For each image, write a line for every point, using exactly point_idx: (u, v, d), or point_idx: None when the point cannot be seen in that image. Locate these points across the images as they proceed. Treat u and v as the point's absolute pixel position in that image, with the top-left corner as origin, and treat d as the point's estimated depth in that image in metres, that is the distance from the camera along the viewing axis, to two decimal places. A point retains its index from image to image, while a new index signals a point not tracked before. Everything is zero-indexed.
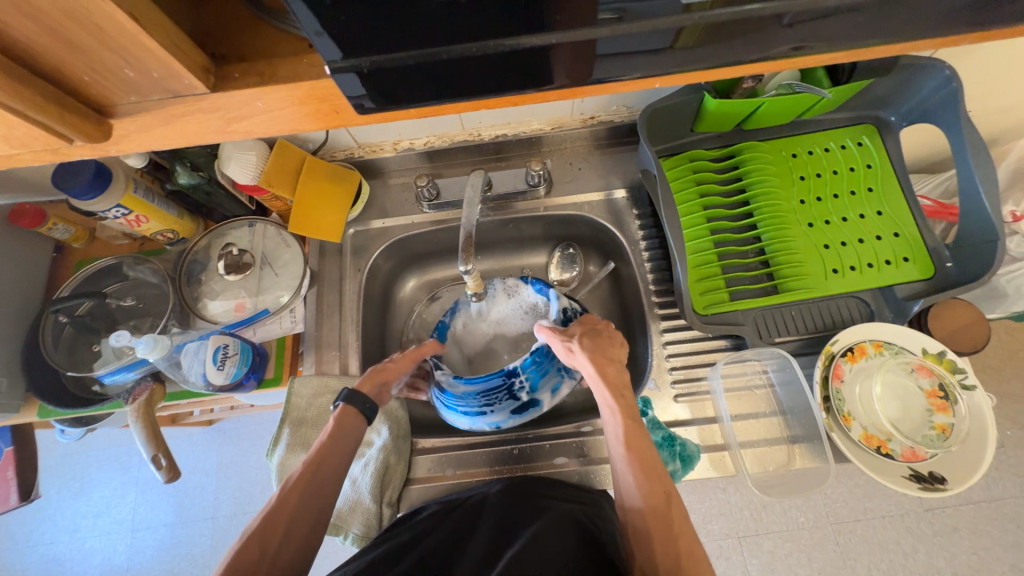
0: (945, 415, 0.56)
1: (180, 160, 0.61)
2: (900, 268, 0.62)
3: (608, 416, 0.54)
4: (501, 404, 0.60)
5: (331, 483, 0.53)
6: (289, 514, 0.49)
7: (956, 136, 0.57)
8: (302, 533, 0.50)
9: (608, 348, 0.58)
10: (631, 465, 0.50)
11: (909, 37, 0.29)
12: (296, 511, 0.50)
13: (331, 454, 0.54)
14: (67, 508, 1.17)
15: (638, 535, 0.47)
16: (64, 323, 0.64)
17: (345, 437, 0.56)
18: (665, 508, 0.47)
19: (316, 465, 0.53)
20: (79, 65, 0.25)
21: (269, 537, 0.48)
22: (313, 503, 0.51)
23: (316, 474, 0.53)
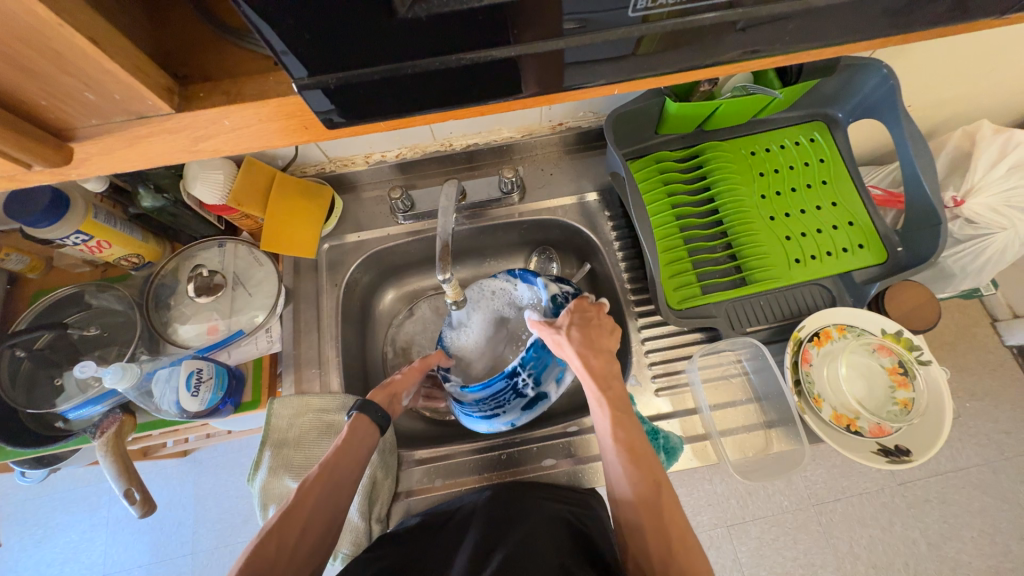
0: (905, 391, 0.59)
1: (143, 182, 0.60)
2: (856, 254, 0.65)
3: (596, 410, 0.54)
4: (511, 404, 0.62)
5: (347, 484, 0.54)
6: (305, 516, 0.50)
7: (897, 129, 0.62)
8: (315, 535, 0.50)
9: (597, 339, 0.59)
10: (620, 456, 0.51)
11: (847, 42, 0.31)
12: (313, 512, 0.50)
13: (348, 457, 0.55)
14: (30, 557, 1.10)
15: (630, 525, 0.49)
16: (21, 357, 0.60)
17: (360, 440, 0.56)
18: (654, 498, 0.49)
19: (334, 466, 0.53)
20: (36, 90, 0.25)
21: (285, 539, 0.48)
22: (328, 505, 0.52)
23: (331, 476, 0.53)
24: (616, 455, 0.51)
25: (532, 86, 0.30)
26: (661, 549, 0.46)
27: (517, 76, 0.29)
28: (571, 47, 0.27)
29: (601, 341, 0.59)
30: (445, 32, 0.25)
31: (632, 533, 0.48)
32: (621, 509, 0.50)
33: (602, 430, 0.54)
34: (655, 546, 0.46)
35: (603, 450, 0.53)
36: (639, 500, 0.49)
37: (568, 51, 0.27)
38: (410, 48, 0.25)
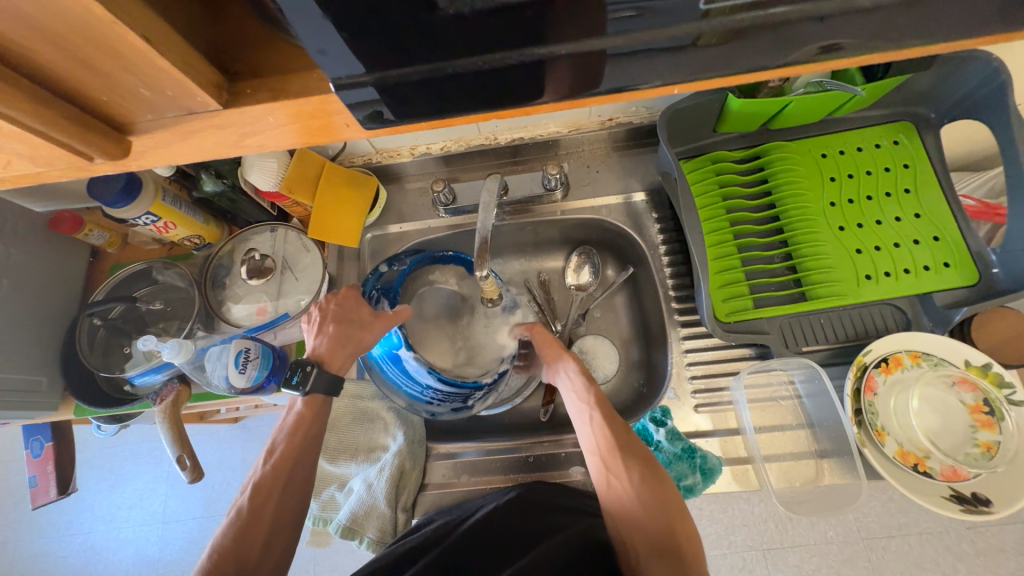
0: (990, 432, 0.52)
1: (205, 168, 0.63)
2: (940, 274, 0.58)
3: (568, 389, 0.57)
4: (450, 404, 0.61)
5: (300, 481, 0.53)
6: (269, 515, 0.51)
7: (1004, 133, 0.54)
8: (284, 532, 0.52)
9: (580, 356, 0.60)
10: (604, 450, 0.51)
11: (945, 37, 0.27)
12: (275, 511, 0.51)
13: (297, 452, 0.53)
14: (103, 499, 1.23)
15: (621, 515, 0.49)
16: (98, 325, 0.67)
17: (307, 430, 0.54)
18: (646, 465, 0.50)
19: (283, 466, 0.52)
20: (99, 87, 0.26)
21: (249, 540, 0.49)
22: (290, 500, 0.52)
23: (285, 475, 0.52)
24: (601, 447, 0.51)
25: (563, 90, 0.28)
26: (657, 531, 0.47)
27: (550, 78, 0.27)
28: (615, 49, 0.26)
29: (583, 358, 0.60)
30: (487, 29, 0.24)
31: (622, 520, 0.49)
32: (610, 501, 0.50)
33: (582, 425, 0.54)
34: (651, 530, 0.47)
35: (584, 445, 0.54)
36: (642, 497, 0.48)
37: (606, 52, 0.26)
38: (453, 45, 0.24)
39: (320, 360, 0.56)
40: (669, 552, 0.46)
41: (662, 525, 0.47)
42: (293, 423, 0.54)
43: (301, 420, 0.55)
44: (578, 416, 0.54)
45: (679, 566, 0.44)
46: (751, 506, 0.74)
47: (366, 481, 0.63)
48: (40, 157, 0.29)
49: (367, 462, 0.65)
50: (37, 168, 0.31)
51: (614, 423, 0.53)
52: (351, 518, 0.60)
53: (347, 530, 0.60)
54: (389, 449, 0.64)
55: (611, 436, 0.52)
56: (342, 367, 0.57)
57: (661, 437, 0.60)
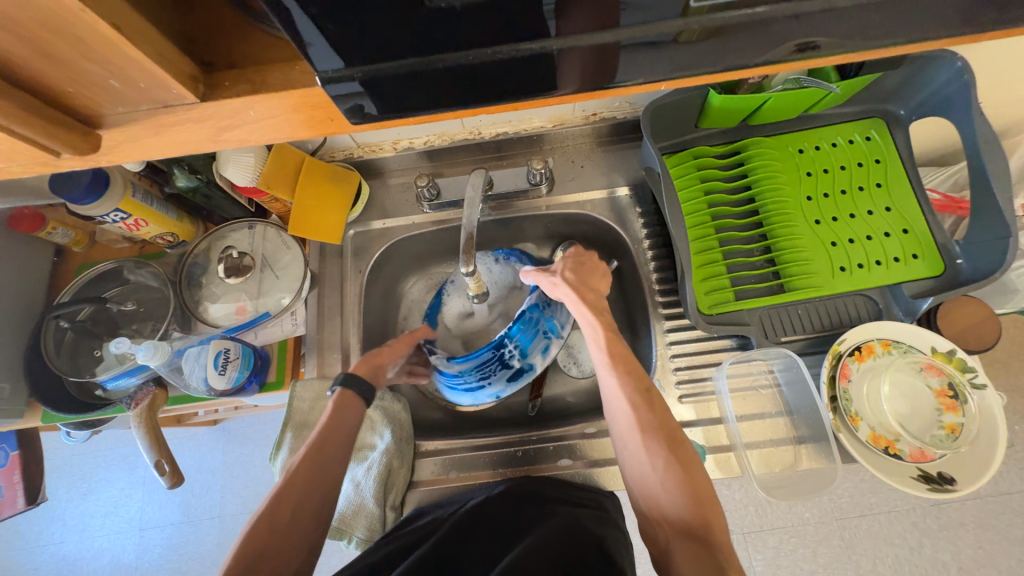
0: (954, 415, 0.55)
1: (178, 163, 0.60)
2: (909, 265, 0.61)
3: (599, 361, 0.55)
4: (498, 374, 0.64)
5: (332, 469, 0.53)
6: (295, 494, 0.50)
7: (967, 129, 0.56)
8: (308, 515, 0.50)
9: (590, 280, 0.60)
10: (630, 429, 0.51)
11: (917, 37, 0.28)
12: (303, 492, 0.51)
13: (331, 438, 0.55)
14: (76, 508, 1.18)
15: (646, 493, 0.49)
16: (65, 328, 0.64)
17: (343, 421, 0.56)
18: (673, 445, 0.50)
19: (318, 446, 0.54)
20: (61, 76, 0.25)
21: (279, 518, 0.48)
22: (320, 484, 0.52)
23: (318, 458, 0.53)
24: (630, 425, 0.51)
25: (579, 82, 0.28)
26: (682, 510, 0.46)
27: (561, 71, 0.27)
28: (629, 40, 0.26)
29: (593, 280, 0.60)
30: (479, 24, 0.23)
31: (645, 494, 0.49)
32: (636, 476, 0.51)
33: (613, 404, 0.54)
34: (675, 508, 0.47)
35: (613, 420, 0.54)
36: (667, 477, 0.48)
37: (623, 44, 0.26)
38: (443, 39, 0.24)
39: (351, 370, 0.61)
40: (696, 535, 0.45)
41: (690, 506, 0.46)
42: (331, 415, 0.56)
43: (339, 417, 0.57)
44: (610, 393, 0.54)
45: (705, 548, 0.44)
46: (732, 492, 0.76)
47: (353, 481, 0.62)
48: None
49: (354, 461, 0.64)
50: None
51: (642, 401, 0.52)
52: (340, 518, 0.60)
53: (335, 531, 0.60)
54: (376, 448, 0.63)
55: (637, 416, 0.51)
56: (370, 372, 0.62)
57: None
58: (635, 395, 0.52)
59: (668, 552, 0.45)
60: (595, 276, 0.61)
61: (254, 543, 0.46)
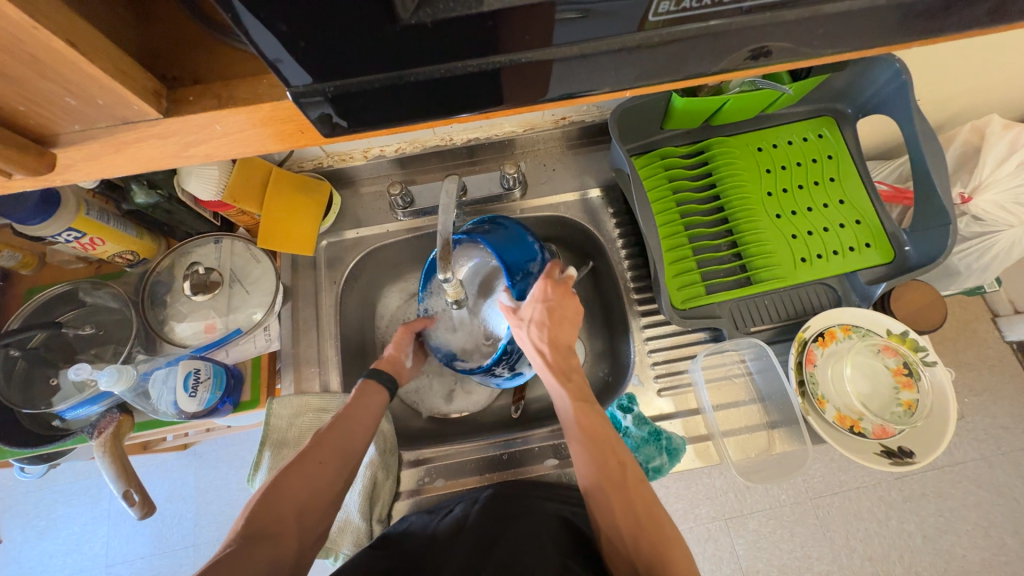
0: (910, 392, 0.59)
1: (136, 178, 0.57)
2: (862, 253, 0.64)
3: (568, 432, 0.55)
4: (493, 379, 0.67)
5: (359, 432, 0.56)
6: (322, 453, 0.53)
7: (907, 125, 0.60)
8: (330, 474, 0.52)
9: (559, 333, 0.58)
10: (604, 503, 0.50)
11: (857, 47, 0.30)
12: (329, 450, 0.53)
13: (360, 405, 0.58)
14: (33, 549, 1.10)
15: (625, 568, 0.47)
16: (16, 356, 0.59)
17: (371, 396, 0.59)
18: (648, 516, 0.49)
19: (343, 421, 0.56)
20: (13, 95, 0.23)
21: (306, 472, 0.51)
22: (337, 456, 0.54)
23: (343, 425, 0.55)
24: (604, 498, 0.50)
25: (518, 97, 0.29)
26: None
27: (510, 85, 0.28)
28: (563, 57, 0.27)
29: (563, 334, 0.58)
30: (448, 39, 0.24)
31: (624, 571, 0.47)
32: (614, 550, 0.49)
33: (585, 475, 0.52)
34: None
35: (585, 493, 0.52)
36: (645, 551, 0.46)
37: (589, 55, 0.27)
38: (415, 53, 0.24)
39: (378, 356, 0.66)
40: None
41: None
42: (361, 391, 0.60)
43: (365, 387, 0.60)
44: (581, 465, 0.53)
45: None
46: (712, 479, 0.78)
47: None
48: None
49: None
50: None
51: (616, 475, 0.51)
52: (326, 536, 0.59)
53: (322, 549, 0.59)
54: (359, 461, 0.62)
55: (611, 490, 0.50)
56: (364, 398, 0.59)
57: (629, 423, 0.63)
58: (608, 467, 0.51)
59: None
60: (565, 328, 0.58)
61: (280, 492, 0.48)
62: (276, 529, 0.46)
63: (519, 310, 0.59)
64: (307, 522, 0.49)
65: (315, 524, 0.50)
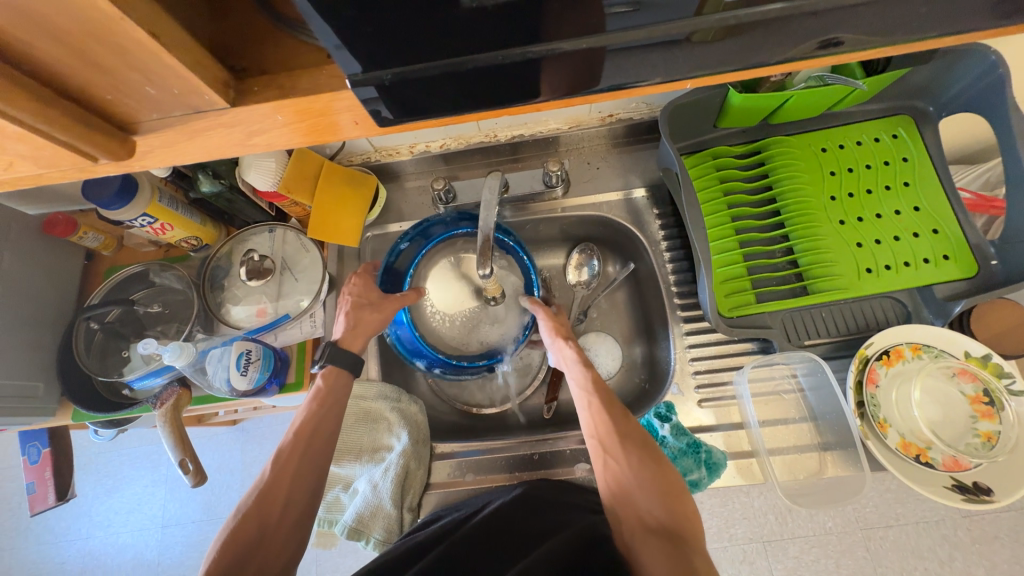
0: (990, 422, 0.52)
1: (202, 168, 0.61)
2: (939, 266, 0.58)
3: (585, 409, 0.55)
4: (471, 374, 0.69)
5: (321, 451, 0.54)
6: (283, 492, 0.50)
7: (1002, 124, 0.54)
8: (293, 519, 0.50)
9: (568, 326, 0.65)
10: (604, 437, 0.52)
11: (948, 30, 0.27)
12: (291, 481, 0.51)
13: (322, 419, 0.55)
14: (102, 504, 1.21)
15: (621, 501, 0.49)
16: (95, 329, 0.66)
17: (331, 402, 0.56)
18: (670, 505, 0.47)
19: (303, 434, 0.53)
20: (102, 84, 0.26)
21: (267, 512, 0.49)
22: (305, 477, 0.52)
23: (304, 447, 0.53)
24: (621, 474, 0.50)
25: (563, 88, 0.28)
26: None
27: (560, 76, 0.27)
28: (615, 45, 0.25)
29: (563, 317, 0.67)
30: (508, 23, 0.24)
31: None
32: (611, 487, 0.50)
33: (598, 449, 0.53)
34: (652, 517, 0.47)
35: (587, 435, 0.54)
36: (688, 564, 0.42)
37: (646, 42, 0.26)
38: (470, 39, 0.24)
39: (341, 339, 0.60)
40: (667, 535, 0.45)
41: (662, 510, 0.47)
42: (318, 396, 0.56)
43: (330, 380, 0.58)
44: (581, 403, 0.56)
45: (679, 548, 0.44)
46: (751, 499, 0.74)
47: (371, 482, 0.62)
48: (40, 159, 0.29)
49: (371, 463, 0.64)
50: (39, 170, 0.30)
51: (641, 466, 0.50)
52: (358, 519, 0.60)
53: (352, 531, 0.60)
54: (393, 450, 0.63)
55: (610, 423, 0.53)
56: (333, 378, 0.58)
57: (666, 433, 0.60)
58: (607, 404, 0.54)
59: (634, 552, 0.45)
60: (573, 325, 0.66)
61: (241, 541, 0.47)
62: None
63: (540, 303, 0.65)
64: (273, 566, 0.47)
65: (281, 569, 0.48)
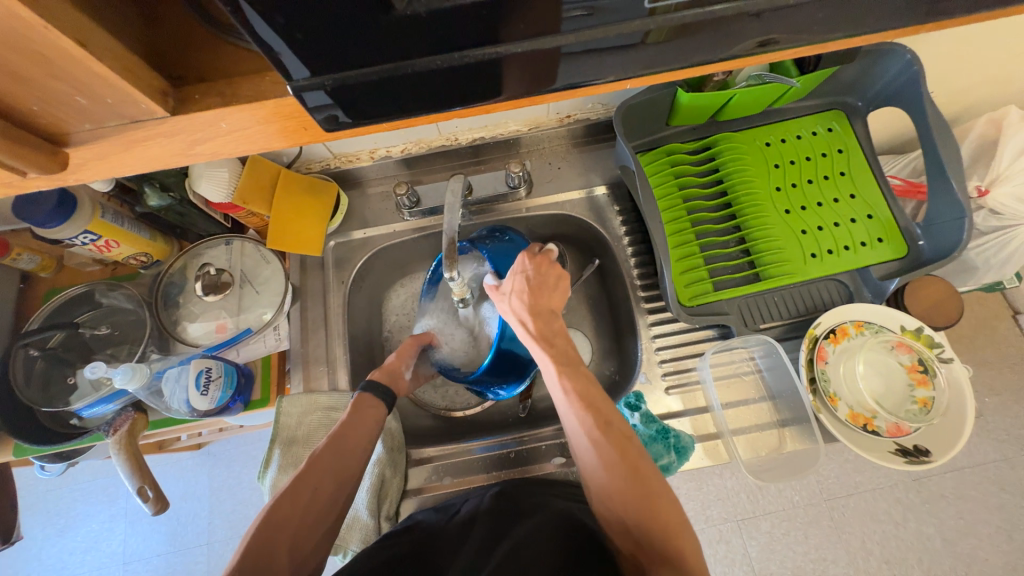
0: (925, 389, 0.57)
1: (148, 181, 0.59)
2: (874, 248, 0.63)
3: (577, 434, 0.50)
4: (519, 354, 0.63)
5: (361, 443, 0.55)
6: (320, 478, 0.50)
7: (920, 116, 0.59)
8: (321, 508, 0.49)
9: (540, 300, 0.56)
10: (597, 463, 0.48)
11: (861, 31, 0.30)
12: (326, 470, 0.51)
13: (358, 420, 0.56)
14: (54, 546, 1.13)
15: (619, 525, 0.47)
16: (35, 356, 0.61)
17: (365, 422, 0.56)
18: (672, 532, 0.44)
19: (351, 423, 0.55)
20: (25, 95, 0.24)
21: (301, 497, 0.48)
22: (349, 464, 0.53)
23: (346, 435, 0.54)
24: (619, 504, 0.46)
25: (513, 89, 0.29)
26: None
27: (514, 76, 0.28)
28: (561, 48, 0.27)
29: (544, 299, 0.56)
30: (452, 27, 0.24)
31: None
32: (608, 515, 0.48)
33: (593, 475, 0.49)
34: (652, 549, 0.44)
35: (581, 460, 0.50)
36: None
37: (591, 44, 0.27)
38: (416, 45, 0.25)
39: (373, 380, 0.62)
40: (668, 561, 0.43)
41: (660, 540, 0.44)
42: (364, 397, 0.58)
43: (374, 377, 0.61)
44: (571, 430, 0.51)
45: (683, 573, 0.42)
46: (723, 479, 0.78)
47: None
48: None
49: None
50: None
51: (639, 495, 0.46)
52: None
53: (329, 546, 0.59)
54: (368, 459, 0.62)
55: (600, 450, 0.48)
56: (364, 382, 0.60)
57: (636, 421, 0.62)
58: (594, 432, 0.49)
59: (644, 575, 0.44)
60: (546, 294, 0.57)
61: (277, 520, 0.46)
62: (270, 558, 0.44)
63: (501, 286, 0.59)
64: (301, 553, 0.46)
65: (309, 555, 0.47)
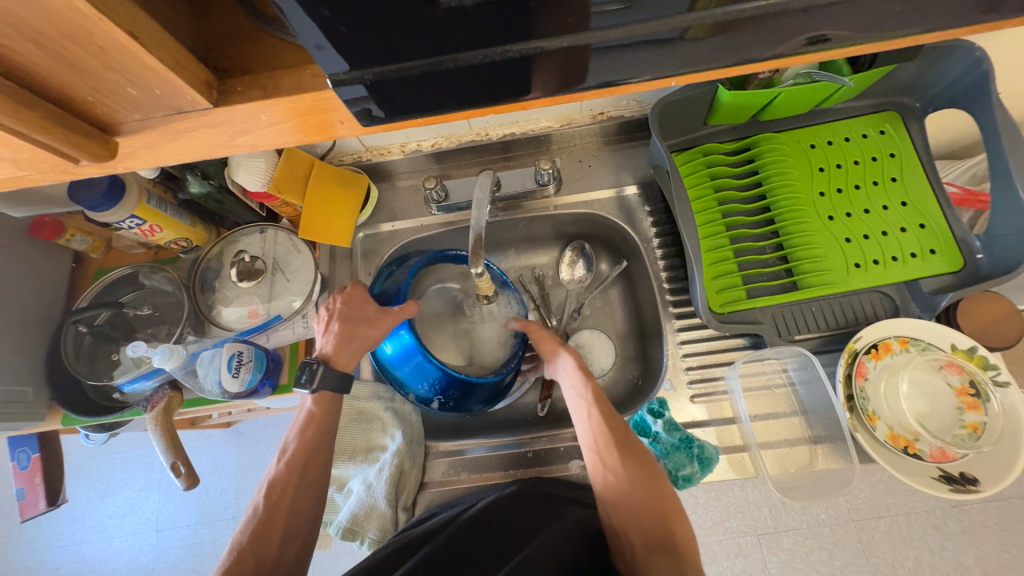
0: (976, 414, 0.53)
1: (191, 169, 0.61)
2: (926, 260, 0.59)
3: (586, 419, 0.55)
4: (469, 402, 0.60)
5: (316, 475, 0.55)
6: (281, 522, 0.51)
7: (986, 120, 0.55)
8: (296, 542, 0.52)
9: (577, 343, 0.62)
10: (603, 448, 0.52)
11: (927, 28, 0.28)
12: (286, 516, 0.52)
13: (311, 457, 0.55)
14: (95, 509, 1.20)
15: (617, 506, 0.51)
16: (83, 333, 0.65)
17: (322, 425, 0.56)
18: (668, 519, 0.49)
19: (296, 461, 0.54)
20: (81, 86, 0.25)
21: (262, 547, 0.50)
22: (304, 503, 0.54)
23: (300, 472, 0.54)
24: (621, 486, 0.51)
25: (550, 86, 0.28)
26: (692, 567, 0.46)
27: (551, 72, 0.27)
28: (598, 44, 0.26)
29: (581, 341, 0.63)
30: (492, 21, 0.24)
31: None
32: (614, 506, 0.51)
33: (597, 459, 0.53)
34: (652, 534, 0.48)
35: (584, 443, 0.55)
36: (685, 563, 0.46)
37: (632, 40, 0.26)
38: (454, 39, 0.25)
39: (328, 358, 0.57)
40: (664, 547, 0.47)
41: (660, 525, 0.49)
42: (304, 420, 0.56)
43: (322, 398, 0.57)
44: (580, 414, 0.56)
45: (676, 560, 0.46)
46: (745, 492, 0.75)
47: (365, 482, 0.62)
48: (20, 161, 0.29)
49: (366, 463, 0.64)
50: (20, 172, 0.30)
51: (647, 483, 0.50)
52: (352, 519, 0.60)
53: (348, 531, 0.60)
54: (388, 449, 0.63)
55: (610, 435, 0.53)
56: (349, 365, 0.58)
57: (659, 428, 0.60)
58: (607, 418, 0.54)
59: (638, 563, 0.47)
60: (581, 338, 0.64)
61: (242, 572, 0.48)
62: None
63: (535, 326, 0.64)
64: None
65: None
